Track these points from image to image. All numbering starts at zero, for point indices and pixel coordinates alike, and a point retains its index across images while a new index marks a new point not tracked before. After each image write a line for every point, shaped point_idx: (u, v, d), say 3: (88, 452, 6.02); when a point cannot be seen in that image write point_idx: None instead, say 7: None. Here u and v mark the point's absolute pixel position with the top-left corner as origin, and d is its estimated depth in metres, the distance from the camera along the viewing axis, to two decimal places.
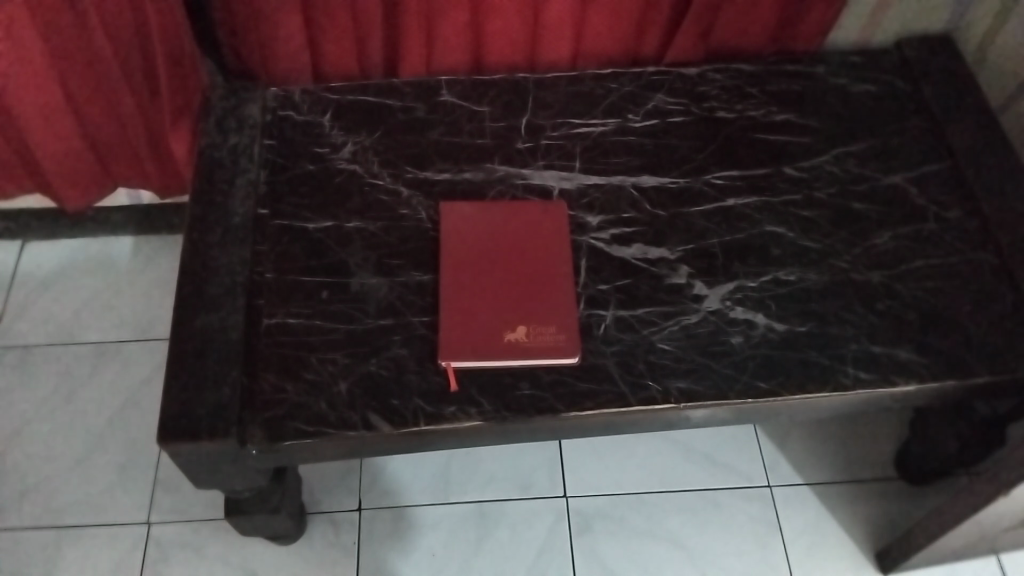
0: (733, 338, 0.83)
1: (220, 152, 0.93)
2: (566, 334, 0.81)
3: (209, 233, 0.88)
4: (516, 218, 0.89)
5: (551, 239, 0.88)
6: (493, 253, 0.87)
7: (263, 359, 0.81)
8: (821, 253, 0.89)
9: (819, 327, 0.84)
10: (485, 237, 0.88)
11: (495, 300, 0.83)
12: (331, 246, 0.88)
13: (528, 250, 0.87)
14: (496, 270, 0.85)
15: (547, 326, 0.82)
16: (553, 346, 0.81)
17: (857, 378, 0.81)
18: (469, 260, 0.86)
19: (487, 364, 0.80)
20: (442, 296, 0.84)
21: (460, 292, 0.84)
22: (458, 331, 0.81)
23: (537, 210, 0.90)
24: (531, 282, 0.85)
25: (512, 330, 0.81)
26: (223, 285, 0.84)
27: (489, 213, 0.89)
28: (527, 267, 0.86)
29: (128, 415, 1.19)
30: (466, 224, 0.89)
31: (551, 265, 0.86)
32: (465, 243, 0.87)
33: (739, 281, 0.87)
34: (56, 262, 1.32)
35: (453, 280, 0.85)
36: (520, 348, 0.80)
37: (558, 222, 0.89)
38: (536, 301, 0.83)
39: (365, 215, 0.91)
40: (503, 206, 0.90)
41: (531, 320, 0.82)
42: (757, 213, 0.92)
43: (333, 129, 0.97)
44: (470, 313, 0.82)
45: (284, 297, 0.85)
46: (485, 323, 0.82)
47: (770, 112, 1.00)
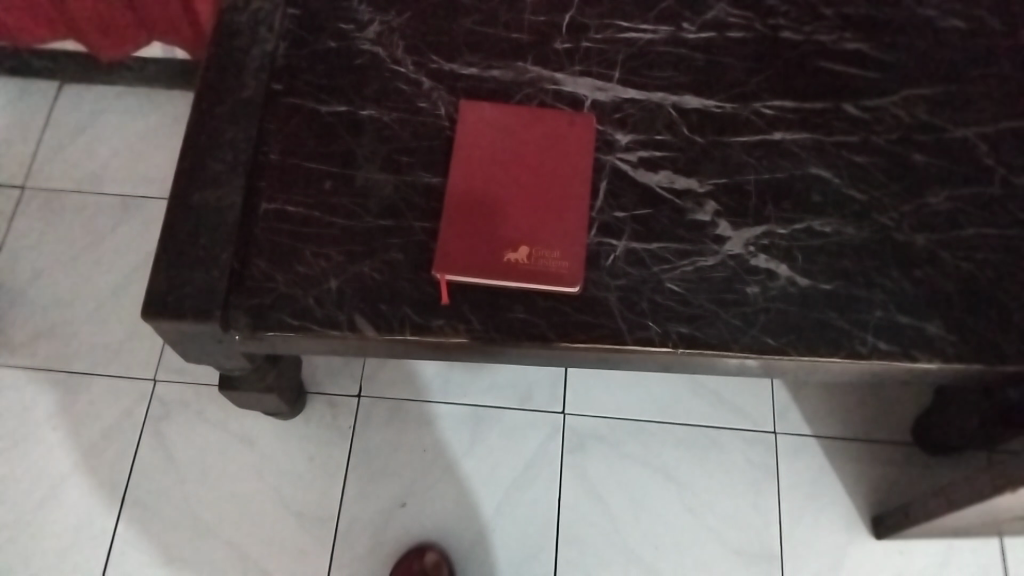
0: (749, 288, 0.77)
1: (239, 16, 0.87)
2: (569, 261, 0.77)
3: (217, 103, 0.83)
4: (538, 126, 0.82)
5: (572, 155, 0.81)
6: (508, 162, 0.81)
7: (257, 245, 0.79)
8: (866, 206, 0.81)
9: (846, 287, 0.77)
10: (502, 143, 0.82)
11: (501, 214, 0.78)
12: (341, 133, 0.84)
13: (546, 164, 0.81)
14: (508, 182, 0.80)
15: (551, 250, 0.77)
16: (553, 272, 0.76)
17: (875, 348, 0.75)
18: (481, 168, 0.80)
19: (482, 281, 0.76)
20: (447, 203, 0.79)
21: (466, 202, 0.79)
22: (458, 244, 0.77)
23: (561, 120, 0.83)
24: (542, 199, 0.79)
25: (514, 248, 0.77)
26: (224, 161, 0.81)
27: (511, 118, 0.83)
28: (541, 182, 0.80)
29: (146, 270, 1.20)
30: (483, 127, 0.82)
31: (567, 185, 0.80)
32: (479, 148, 0.81)
33: (769, 226, 0.80)
34: (90, 107, 1.30)
35: (461, 187, 0.80)
36: (519, 270, 0.76)
37: (582, 135, 0.82)
38: (544, 221, 0.78)
39: (382, 104, 0.85)
40: (526, 111, 0.83)
41: (535, 241, 0.77)
42: (803, 153, 0.83)
43: (361, 4, 0.91)
44: (473, 225, 0.78)
45: (287, 182, 0.82)
46: (487, 239, 0.77)
47: (842, 39, 0.89)
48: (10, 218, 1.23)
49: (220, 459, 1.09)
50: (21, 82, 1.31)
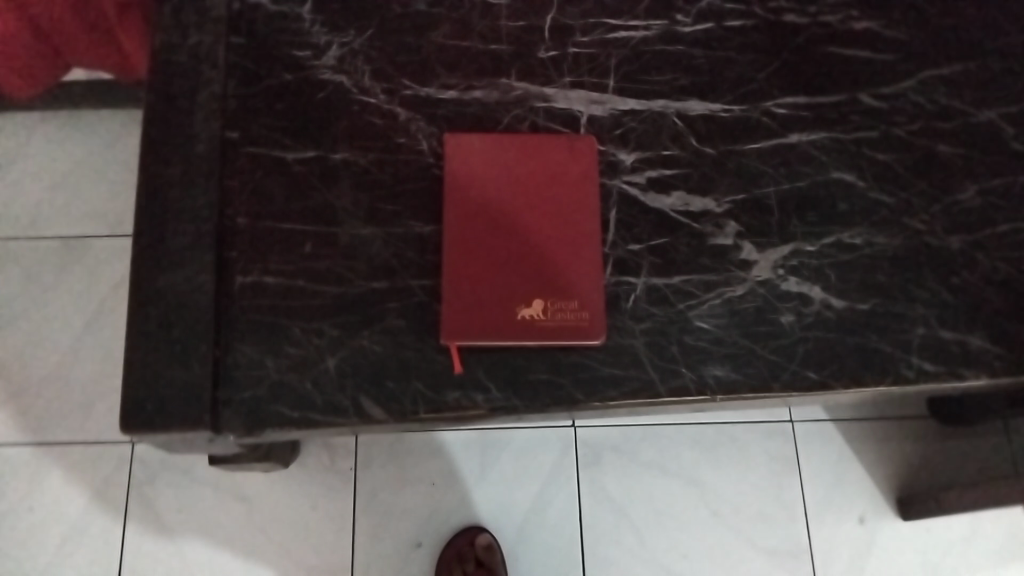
0: (783, 317, 0.71)
1: (176, 54, 0.76)
2: (589, 311, 0.70)
3: (167, 164, 0.73)
4: (535, 156, 0.74)
5: (577, 186, 0.73)
6: (508, 202, 0.72)
7: (239, 327, 0.70)
8: (895, 210, 0.75)
9: (884, 304, 0.72)
10: (498, 181, 0.73)
11: (508, 265, 0.71)
12: (314, 184, 0.74)
13: (550, 201, 0.73)
14: (511, 225, 0.72)
15: (569, 301, 0.70)
16: (574, 326, 0.69)
17: (920, 370, 0.70)
18: (478, 212, 0.72)
19: (497, 344, 0.69)
20: (447, 257, 0.71)
21: (467, 255, 0.71)
22: (465, 305, 0.70)
23: (560, 147, 0.74)
24: (551, 242, 0.72)
25: (527, 303, 0.69)
26: (186, 233, 0.71)
27: (504, 149, 0.74)
28: (547, 222, 0.72)
29: (103, 320, 1.10)
30: (474, 164, 0.74)
31: (575, 222, 0.72)
32: (473, 189, 0.73)
33: (796, 244, 0.74)
34: (10, 140, 1.17)
35: (459, 238, 0.71)
36: (537, 329, 0.69)
37: (585, 162, 0.74)
38: (556, 267, 0.71)
39: (355, 144, 0.76)
40: (519, 139, 0.74)
41: (550, 293, 0.70)
42: (823, 156, 0.76)
43: (313, 25, 0.79)
44: (479, 280, 0.70)
45: (261, 249, 0.72)
46: (497, 297, 0.70)
47: (850, 18, 0.81)
48: None
49: (217, 519, 1.02)
50: None
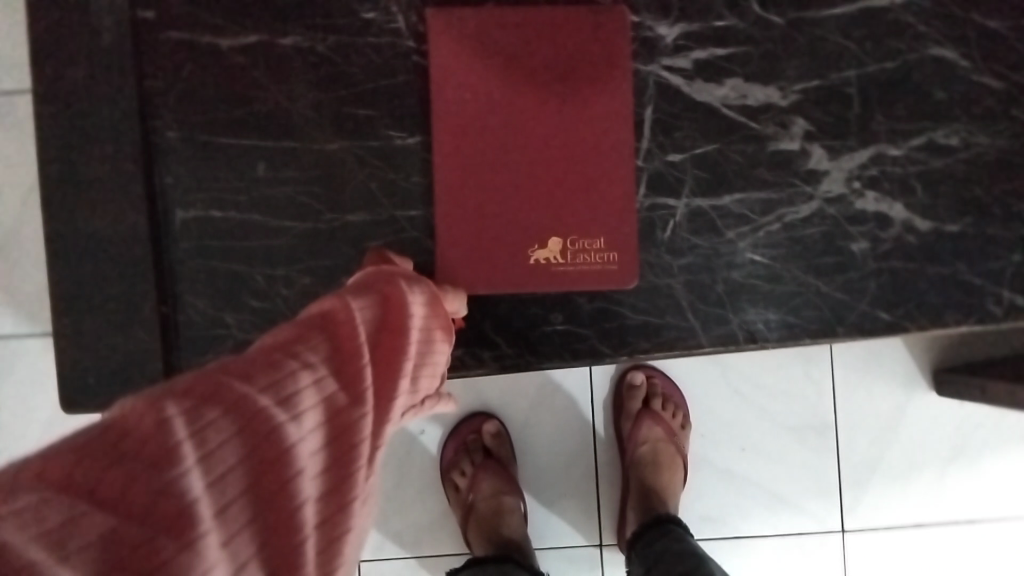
0: (854, 245, 0.58)
1: None
2: (618, 251, 0.57)
3: (64, 64, 0.55)
4: (548, 40, 0.56)
5: (603, 83, 0.57)
6: (514, 108, 0.56)
7: (188, 276, 0.57)
8: (1003, 99, 0.59)
9: (978, 225, 0.59)
10: (500, 78, 0.56)
11: (516, 193, 0.57)
12: (261, 83, 0.57)
13: (569, 105, 0.57)
14: (519, 141, 0.56)
15: (592, 239, 0.57)
16: (600, 269, 0.57)
17: (1011, 307, 0.59)
18: (476, 123, 0.56)
19: (507, 291, 0.57)
20: (439, 185, 0.57)
21: (464, 181, 0.57)
22: (465, 247, 0.57)
23: (580, 27, 0.57)
24: (570, 162, 0.57)
25: (541, 242, 0.57)
26: (103, 160, 0.56)
27: (507, 31, 0.56)
28: (565, 135, 0.57)
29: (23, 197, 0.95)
30: (469, 54, 0.56)
31: (600, 132, 0.57)
32: (469, 91, 0.56)
33: (878, 147, 0.58)
34: None
35: (453, 159, 0.57)
36: (553, 275, 0.57)
37: (613, 47, 0.57)
38: (577, 194, 0.57)
39: (308, 23, 0.57)
40: (528, 17, 0.56)
41: (570, 230, 0.57)
42: (921, 24, 0.58)
43: None
44: (481, 215, 0.57)
45: (204, 174, 0.57)
46: (503, 236, 0.57)
47: None
48: None
49: None
50: None
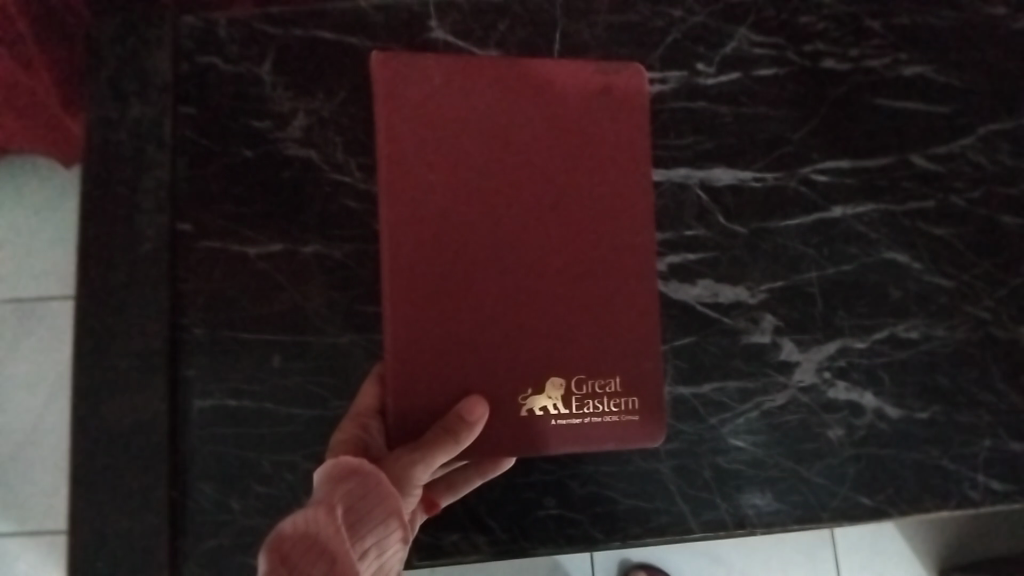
0: (831, 432, 0.62)
1: (119, 137, 0.66)
2: (640, 394, 0.55)
3: (115, 272, 0.63)
4: (538, 102, 0.54)
5: (604, 164, 0.55)
6: (497, 179, 0.53)
7: (200, 463, 0.60)
8: (955, 296, 0.65)
9: (946, 412, 0.62)
10: (490, 167, 0.53)
11: (499, 281, 0.53)
12: (281, 284, 0.63)
13: (560, 175, 0.54)
14: (504, 218, 0.53)
15: (609, 381, 0.55)
16: (622, 422, 0.55)
17: (988, 491, 0.61)
18: (465, 221, 0.52)
19: (512, 441, 0.53)
20: (421, 305, 0.51)
21: (448, 291, 0.52)
22: (425, 348, 0.51)
23: (574, 88, 0.55)
24: (564, 243, 0.54)
25: (528, 333, 0.53)
26: (137, 353, 0.62)
27: (489, 90, 0.53)
28: (557, 210, 0.54)
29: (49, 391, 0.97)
30: (441, 115, 0.52)
31: (597, 210, 0.55)
32: (441, 158, 0.52)
33: (843, 341, 0.63)
34: None
35: (415, 244, 0.51)
36: (540, 371, 0.53)
37: (614, 114, 0.55)
38: (582, 294, 0.54)
39: (326, 233, 0.65)
40: (513, 76, 0.54)
41: (574, 369, 0.54)
42: (871, 231, 0.66)
43: (276, 88, 0.67)
44: (474, 330, 0.52)
45: (221, 367, 0.62)
46: (479, 327, 0.52)
47: (898, 62, 0.70)
48: None
49: None
50: None
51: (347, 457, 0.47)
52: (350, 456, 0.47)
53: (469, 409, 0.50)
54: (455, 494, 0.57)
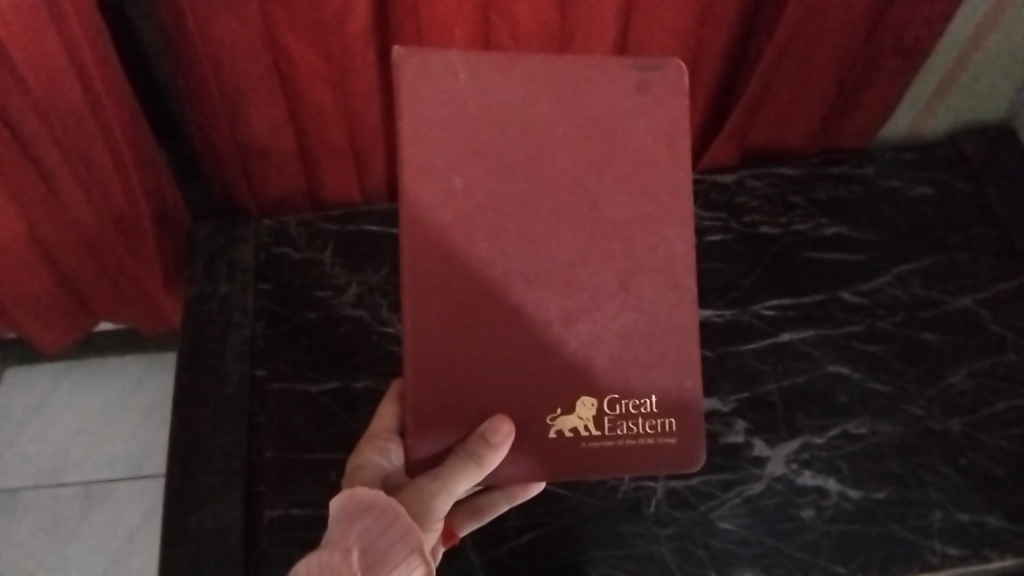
0: (804, 512, 0.72)
1: (210, 305, 0.83)
2: (678, 416, 0.64)
3: (201, 406, 0.77)
4: (566, 100, 0.60)
5: (637, 166, 0.61)
6: (530, 180, 0.60)
7: (268, 563, 0.71)
8: (893, 398, 0.79)
9: (899, 492, 0.74)
10: (527, 169, 0.60)
11: (523, 281, 0.60)
12: (338, 413, 0.78)
13: (583, 175, 0.61)
14: (530, 217, 0.60)
15: (644, 402, 0.63)
16: (659, 445, 0.64)
17: (945, 555, 0.71)
18: (503, 222, 0.59)
19: (542, 450, 0.62)
20: (456, 316, 0.60)
21: (484, 293, 0.60)
22: (446, 346, 0.60)
23: (604, 88, 0.61)
24: (588, 241, 0.61)
25: (551, 326, 0.61)
26: (218, 472, 0.74)
27: (515, 89, 0.60)
28: (580, 211, 0.61)
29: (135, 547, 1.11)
30: (467, 115, 0.59)
31: (620, 213, 0.61)
32: (468, 158, 0.59)
33: (805, 437, 0.76)
34: (46, 382, 1.21)
35: (440, 245, 0.59)
36: (566, 366, 0.61)
37: (644, 116, 0.61)
38: (614, 289, 0.61)
39: (374, 371, 0.80)
40: (541, 74, 0.60)
41: (610, 391, 0.62)
42: (816, 350, 0.81)
43: (336, 267, 0.87)
44: (506, 332, 0.60)
45: (287, 481, 0.74)
46: (508, 330, 0.60)
47: (818, 225, 0.90)
48: None
49: None
50: None
51: (365, 489, 0.59)
52: (368, 489, 0.59)
53: (491, 432, 0.59)
54: (479, 518, 0.70)
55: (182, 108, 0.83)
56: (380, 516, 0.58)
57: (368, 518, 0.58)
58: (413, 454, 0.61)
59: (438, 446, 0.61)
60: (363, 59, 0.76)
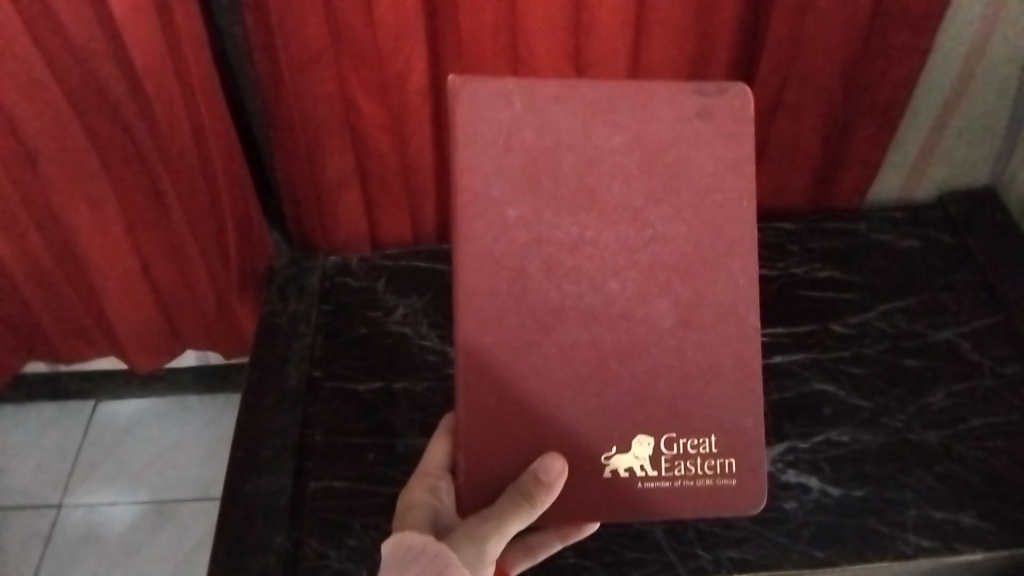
0: (786, 504, 0.80)
1: (280, 318, 0.99)
2: (737, 457, 0.68)
3: (264, 396, 0.91)
4: (626, 128, 0.64)
5: (700, 194, 0.65)
6: (591, 211, 0.64)
7: (309, 524, 0.82)
8: (875, 412, 0.86)
9: (876, 491, 0.81)
10: (588, 198, 0.64)
11: (579, 318, 0.65)
12: (379, 407, 0.90)
13: (642, 206, 0.64)
14: (588, 251, 0.64)
15: (703, 441, 0.67)
16: (719, 485, 0.68)
17: (918, 546, 0.76)
18: (563, 258, 0.64)
19: (597, 488, 0.67)
20: (510, 357, 0.65)
21: (536, 336, 0.65)
22: (500, 385, 0.65)
23: (665, 116, 0.64)
24: (646, 275, 0.65)
25: (606, 360, 0.65)
26: (274, 449, 0.87)
27: (575, 119, 0.64)
28: (637, 245, 0.64)
29: (194, 559, 1.23)
30: (525, 145, 0.63)
31: (678, 248, 0.65)
32: (523, 189, 0.63)
33: (790, 441, 0.84)
34: (133, 413, 1.38)
35: (495, 280, 0.64)
36: (615, 407, 0.66)
37: (706, 143, 0.64)
38: (664, 330, 0.65)
39: (413, 375, 0.93)
40: (602, 102, 0.64)
41: (667, 428, 0.66)
42: (805, 370, 0.90)
43: (387, 293, 1.02)
44: (557, 373, 0.65)
45: (332, 460, 0.86)
46: (559, 372, 0.65)
47: (813, 269, 1.00)
48: (46, 538, 1.25)
49: None
50: (62, 403, 1.38)
51: (415, 535, 0.62)
52: (418, 534, 0.61)
53: (544, 470, 0.63)
54: (531, 557, 0.74)
55: (272, 157, 1.02)
56: (430, 562, 0.60)
57: (421, 564, 0.60)
58: (468, 490, 0.65)
59: (491, 485, 0.65)
60: (417, 111, 0.94)
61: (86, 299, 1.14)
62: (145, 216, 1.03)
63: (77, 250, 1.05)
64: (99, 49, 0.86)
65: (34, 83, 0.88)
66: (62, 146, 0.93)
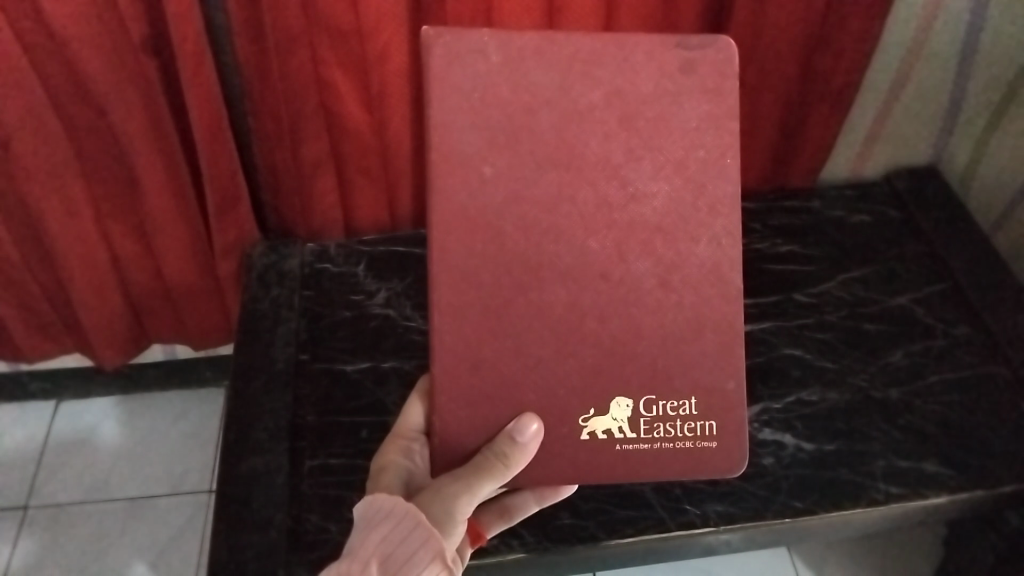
0: (764, 460, 0.85)
1: (262, 304, 0.99)
2: (718, 419, 0.68)
3: (253, 380, 0.92)
4: (600, 80, 0.64)
5: (678, 151, 0.64)
6: (561, 176, 0.63)
7: (309, 499, 0.83)
8: (839, 371, 0.93)
9: (847, 445, 0.86)
10: (555, 163, 0.63)
11: (559, 275, 0.65)
12: (368, 386, 0.92)
13: (622, 164, 0.64)
14: (566, 208, 0.64)
15: (683, 403, 0.68)
16: (700, 448, 0.68)
17: (889, 492, 0.82)
18: (546, 219, 0.64)
19: (574, 452, 0.67)
20: (473, 318, 0.65)
21: (512, 295, 0.65)
22: (480, 342, 0.65)
23: (644, 70, 0.64)
24: (627, 236, 0.65)
25: (585, 321, 0.66)
26: (267, 429, 0.88)
27: (552, 70, 0.63)
28: (621, 201, 0.64)
29: (177, 549, 1.22)
30: (500, 97, 0.63)
31: (664, 204, 0.64)
32: (499, 145, 0.63)
33: (764, 403, 0.90)
34: (97, 412, 1.36)
35: (471, 240, 0.64)
36: (597, 365, 0.66)
37: (691, 98, 0.64)
38: (633, 290, 0.66)
39: (400, 353, 0.95)
40: (582, 54, 0.63)
41: (642, 391, 0.67)
42: (773, 337, 0.95)
43: (368, 278, 1.03)
44: (539, 329, 0.65)
45: (326, 439, 0.88)
46: (540, 330, 0.65)
47: (774, 244, 1.06)
48: (13, 541, 1.22)
49: None
50: (22, 405, 1.35)
51: (384, 497, 0.63)
52: (387, 497, 0.63)
53: (518, 431, 0.64)
54: (508, 519, 0.75)
55: (249, 141, 1.03)
56: (399, 524, 0.61)
57: (388, 525, 0.61)
58: (440, 454, 0.66)
59: (466, 449, 0.66)
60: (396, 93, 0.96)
61: (53, 294, 1.12)
62: (119, 204, 1.03)
63: (46, 242, 1.03)
64: (76, 33, 0.85)
65: (8, 70, 0.86)
66: (35, 134, 0.92)
